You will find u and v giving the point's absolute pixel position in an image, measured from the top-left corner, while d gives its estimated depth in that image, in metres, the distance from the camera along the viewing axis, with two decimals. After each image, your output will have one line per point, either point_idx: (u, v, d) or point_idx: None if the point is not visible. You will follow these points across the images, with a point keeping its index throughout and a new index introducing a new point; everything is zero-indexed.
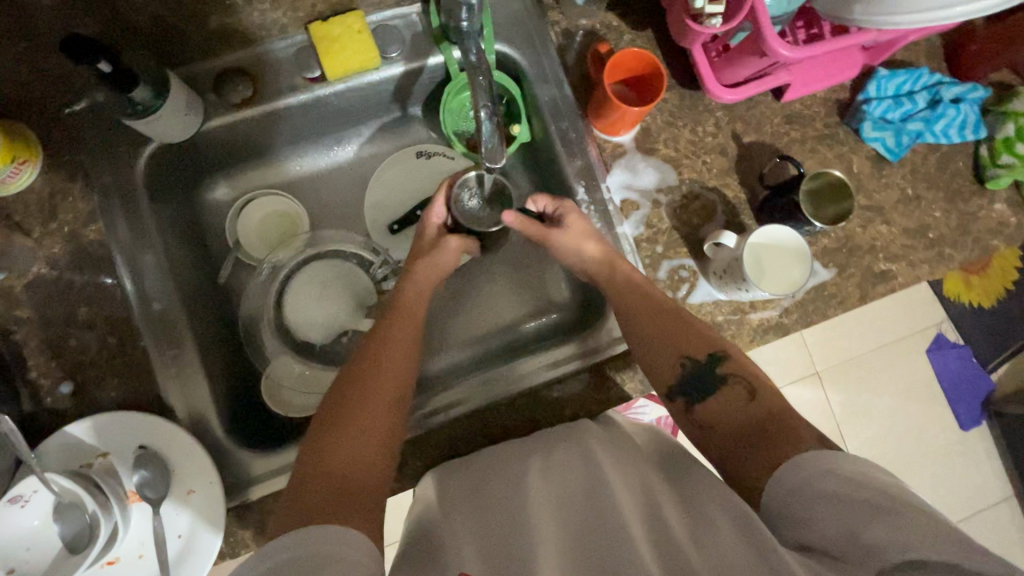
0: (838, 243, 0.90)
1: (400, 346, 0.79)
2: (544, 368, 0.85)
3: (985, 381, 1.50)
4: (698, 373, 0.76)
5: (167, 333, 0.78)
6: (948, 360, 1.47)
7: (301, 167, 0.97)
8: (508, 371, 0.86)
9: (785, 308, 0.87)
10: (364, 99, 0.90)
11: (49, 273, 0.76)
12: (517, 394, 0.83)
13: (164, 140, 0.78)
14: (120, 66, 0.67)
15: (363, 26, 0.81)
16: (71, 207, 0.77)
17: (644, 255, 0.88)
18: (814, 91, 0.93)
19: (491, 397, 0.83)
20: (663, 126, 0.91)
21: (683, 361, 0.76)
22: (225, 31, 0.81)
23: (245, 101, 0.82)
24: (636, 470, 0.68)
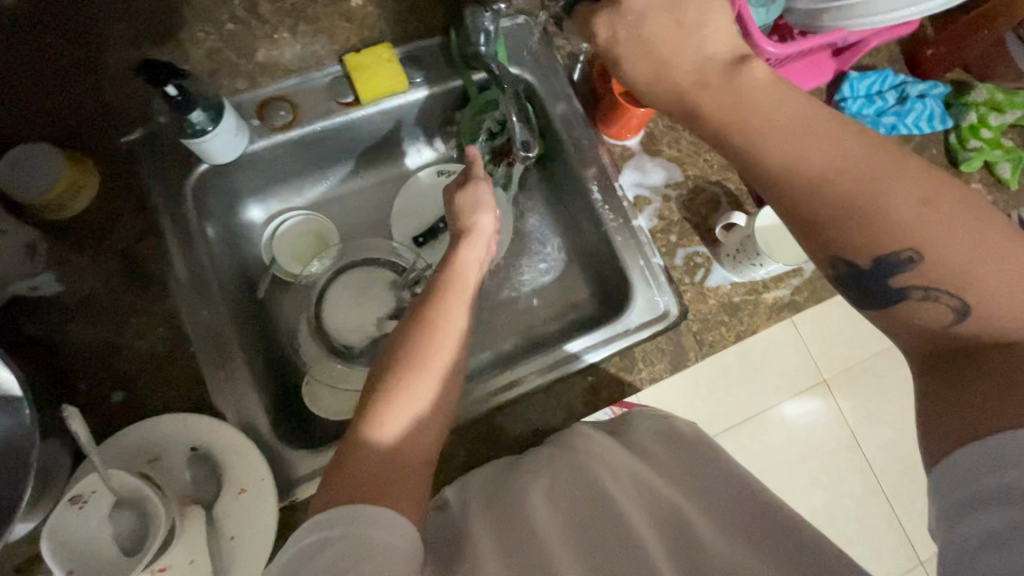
0: None
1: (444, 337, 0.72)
2: (535, 375, 0.87)
3: None
4: (859, 273, 0.62)
5: (215, 343, 0.80)
6: None
7: (331, 188, 1.03)
8: (497, 381, 0.87)
9: (795, 287, 0.92)
10: (393, 123, 0.97)
11: (102, 287, 0.78)
12: (512, 401, 0.86)
13: (215, 163, 0.85)
14: (184, 90, 0.75)
15: (392, 56, 0.90)
16: (125, 225, 0.81)
17: (660, 245, 0.93)
18: None
19: (493, 404, 0.85)
20: (665, 131, 0.97)
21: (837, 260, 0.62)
22: (269, 64, 0.87)
23: (286, 125, 0.88)
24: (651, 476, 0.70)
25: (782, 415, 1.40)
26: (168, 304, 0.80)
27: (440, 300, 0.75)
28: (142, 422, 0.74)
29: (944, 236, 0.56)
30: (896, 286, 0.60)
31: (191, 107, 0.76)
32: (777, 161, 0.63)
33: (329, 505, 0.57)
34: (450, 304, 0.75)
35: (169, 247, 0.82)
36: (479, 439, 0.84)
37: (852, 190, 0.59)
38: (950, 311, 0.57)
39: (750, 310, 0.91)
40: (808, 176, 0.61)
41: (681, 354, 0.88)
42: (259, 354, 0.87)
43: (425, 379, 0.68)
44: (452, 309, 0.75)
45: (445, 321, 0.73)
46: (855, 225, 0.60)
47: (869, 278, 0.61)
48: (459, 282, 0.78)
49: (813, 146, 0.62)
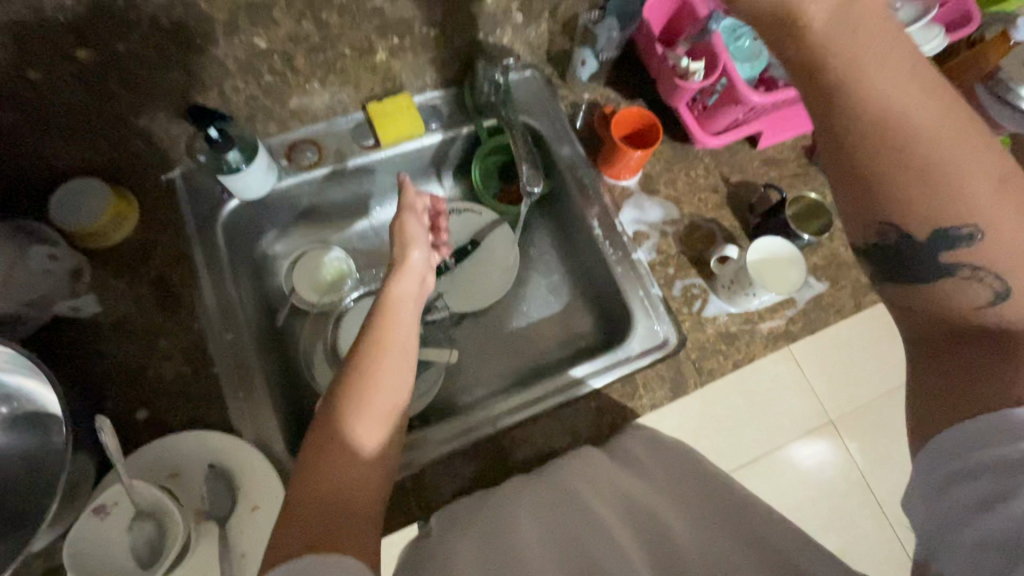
0: (826, 260, 1.01)
1: (374, 380, 0.71)
2: (506, 413, 0.89)
3: None
4: (905, 242, 0.58)
5: (236, 364, 0.85)
6: None
7: (348, 225, 1.10)
8: (475, 418, 0.89)
9: (790, 317, 0.96)
10: (409, 165, 1.06)
11: (135, 311, 0.84)
12: (490, 439, 0.88)
13: (245, 199, 0.92)
14: (224, 131, 0.83)
15: (411, 104, 1.00)
16: (160, 254, 0.87)
17: (658, 277, 0.98)
18: (784, 140, 1.08)
19: (468, 442, 0.87)
20: (661, 172, 1.04)
21: (884, 223, 0.58)
22: (299, 110, 0.94)
23: (313, 164, 0.97)
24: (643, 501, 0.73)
25: (792, 455, 1.41)
26: (195, 327, 0.85)
27: (374, 339, 0.75)
28: (166, 437, 0.77)
29: (1010, 219, 0.52)
30: (945, 260, 0.56)
31: (229, 147, 0.83)
32: (848, 100, 0.54)
33: (280, 557, 0.56)
34: (385, 344, 0.74)
35: (199, 275, 0.88)
36: (483, 461, 0.87)
37: (937, 161, 0.52)
38: (990, 294, 0.54)
39: (747, 339, 0.94)
40: (884, 126, 0.53)
41: (681, 381, 0.91)
42: (275, 377, 0.91)
43: (361, 426, 0.67)
44: (387, 348, 0.74)
45: (379, 363, 0.72)
46: (919, 190, 0.54)
47: (911, 253, 0.58)
48: (397, 321, 0.78)
49: (901, 97, 0.53)
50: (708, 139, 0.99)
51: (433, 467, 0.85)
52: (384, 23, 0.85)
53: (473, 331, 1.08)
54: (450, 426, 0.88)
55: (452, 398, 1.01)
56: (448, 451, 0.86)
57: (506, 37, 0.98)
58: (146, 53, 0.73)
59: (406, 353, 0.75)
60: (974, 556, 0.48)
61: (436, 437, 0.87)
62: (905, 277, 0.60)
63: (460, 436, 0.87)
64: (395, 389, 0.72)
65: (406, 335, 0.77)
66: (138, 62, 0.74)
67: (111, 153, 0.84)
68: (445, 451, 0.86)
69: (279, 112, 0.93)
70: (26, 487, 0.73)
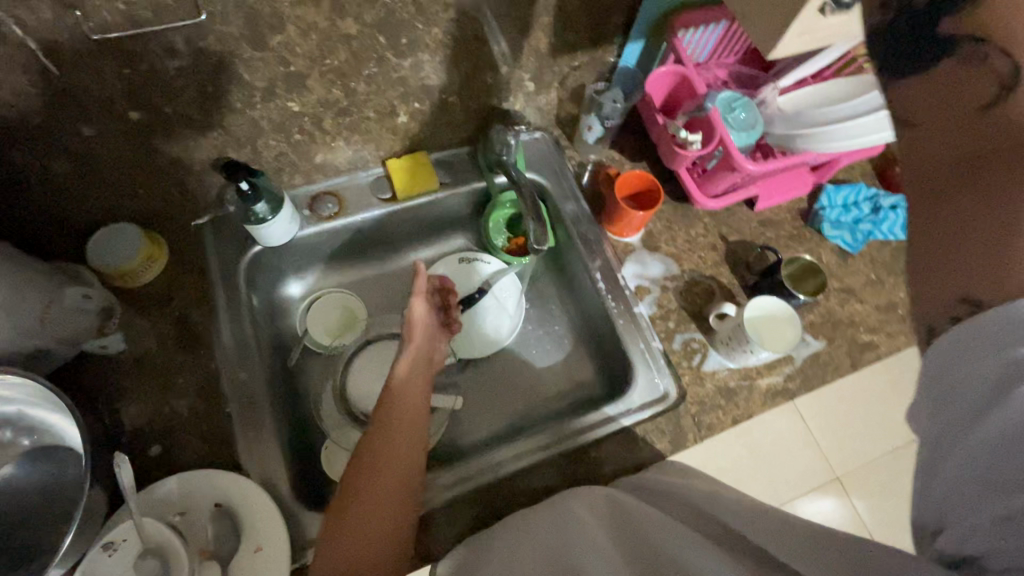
0: (822, 318, 1.04)
1: (383, 454, 0.74)
2: (517, 456, 0.91)
3: None
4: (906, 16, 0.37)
5: (248, 404, 0.88)
6: None
7: (362, 271, 1.15)
8: (489, 460, 0.91)
9: (788, 374, 0.99)
10: (423, 217, 1.12)
11: (157, 349, 0.88)
12: (502, 481, 0.89)
13: (267, 246, 0.98)
14: (254, 184, 0.88)
15: (427, 162, 1.07)
16: (185, 294, 0.92)
17: (659, 330, 1.02)
18: (780, 203, 1.13)
19: (482, 484, 0.89)
20: (663, 229, 1.09)
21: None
22: (323, 164, 1.00)
23: (332, 215, 1.03)
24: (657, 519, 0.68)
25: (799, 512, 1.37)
26: (210, 367, 0.88)
27: (384, 417, 0.79)
28: (176, 475, 0.79)
29: None
30: (945, 28, 0.35)
31: (257, 199, 0.90)
32: None
33: None
34: (394, 418, 0.79)
35: (219, 316, 0.92)
36: (485, 506, 0.88)
37: None
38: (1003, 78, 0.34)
39: (746, 394, 0.97)
40: None
41: (680, 434, 0.93)
42: (285, 417, 0.93)
43: (381, 511, 0.72)
44: (395, 424, 0.78)
45: (386, 439, 0.76)
46: None
47: (917, 27, 0.36)
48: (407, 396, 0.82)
49: None
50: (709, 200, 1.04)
51: (436, 514, 0.86)
52: (407, 91, 0.93)
53: (478, 376, 1.10)
54: (453, 471, 0.89)
55: (455, 444, 1.03)
56: (451, 498, 0.87)
57: (518, 103, 1.06)
58: (190, 115, 0.80)
59: (415, 428, 0.79)
60: (970, 505, 0.36)
61: (440, 482, 0.88)
62: (916, 58, 0.37)
63: (462, 483, 0.88)
64: (402, 462, 0.76)
65: (416, 409, 0.81)
66: (181, 122, 0.80)
67: (147, 201, 0.90)
68: (454, 498, 0.87)
69: (305, 166, 0.99)
70: (39, 519, 0.75)
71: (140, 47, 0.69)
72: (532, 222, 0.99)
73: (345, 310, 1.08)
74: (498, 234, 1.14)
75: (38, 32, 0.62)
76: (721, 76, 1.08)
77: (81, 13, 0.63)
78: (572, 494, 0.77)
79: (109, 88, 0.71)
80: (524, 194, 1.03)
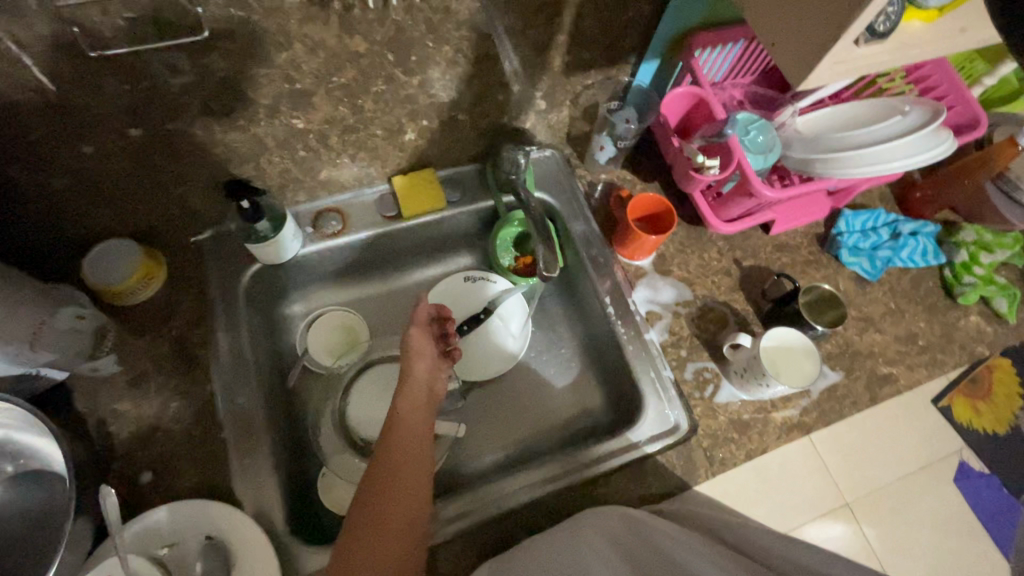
0: (840, 348, 1.01)
1: (388, 489, 0.71)
2: (530, 485, 0.88)
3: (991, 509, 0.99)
4: None
5: (245, 429, 0.85)
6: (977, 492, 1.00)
7: (365, 289, 1.12)
8: (499, 488, 0.87)
9: (804, 407, 0.96)
10: (428, 235, 1.09)
11: (153, 370, 0.85)
12: (512, 511, 0.86)
13: (269, 263, 0.95)
14: (255, 204, 0.86)
15: (434, 179, 1.04)
16: (183, 313, 0.90)
17: (670, 358, 0.98)
18: (796, 227, 1.10)
19: (491, 514, 0.85)
20: (675, 252, 1.06)
21: None
22: (329, 180, 0.98)
23: (335, 233, 1.00)
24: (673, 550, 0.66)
25: None
26: (206, 389, 0.86)
27: (386, 453, 0.75)
28: (166, 505, 0.76)
29: None
30: None
31: (259, 217, 0.87)
32: None
33: None
34: (399, 452, 0.75)
35: (217, 336, 0.89)
36: (489, 539, 0.84)
37: None
38: None
39: (760, 427, 0.94)
40: None
41: (692, 468, 0.90)
42: (283, 442, 0.90)
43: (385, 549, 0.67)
44: (400, 457, 0.74)
45: (391, 473, 0.72)
46: None
47: None
48: (410, 429, 0.79)
49: None
50: (724, 224, 1.01)
51: (443, 547, 0.82)
52: (416, 108, 0.90)
53: (482, 399, 1.07)
54: (459, 502, 0.86)
55: (458, 470, 1.00)
56: (455, 531, 0.83)
57: (529, 121, 1.04)
58: (192, 131, 0.77)
59: (420, 460, 0.75)
60: None
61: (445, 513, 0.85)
62: None
63: (468, 514, 0.85)
64: (410, 500, 0.71)
65: (420, 443, 0.78)
66: (183, 139, 0.78)
67: (147, 217, 0.87)
68: (461, 529, 0.84)
69: (310, 182, 0.97)
70: (23, 549, 0.72)
71: (141, 64, 0.66)
72: (542, 245, 0.96)
73: (347, 329, 1.04)
74: (505, 254, 1.11)
75: (35, 48, 0.60)
76: (738, 96, 1.05)
77: (80, 29, 0.60)
78: (583, 521, 0.74)
79: (108, 104, 0.69)
80: (534, 214, 1.00)
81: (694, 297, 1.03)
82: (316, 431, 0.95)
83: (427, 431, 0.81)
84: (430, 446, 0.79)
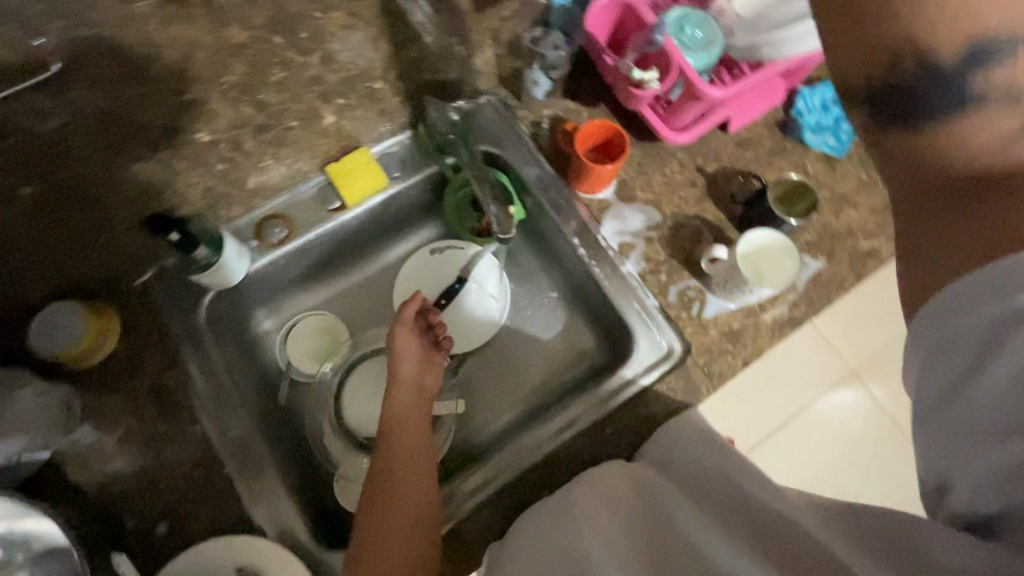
0: (818, 235, 0.99)
1: (390, 501, 0.71)
2: (542, 442, 0.88)
3: None
4: None
5: (246, 458, 0.84)
6: None
7: (332, 286, 1.08)
8: (512, 451, 0.88)
9: (793, 302, 0.94)
10: (380, 217, 1.04)
11: (136, 424, 0.83)
12: (528, 469, 0.87)
13: (222, 288, 0.91)
14: (185, 232, 0.82)
15: (370, 158, 0.98)
16: (149, 361, 0.86)
17: (651, 285, 0.96)
18: (753, 118, 1.05)
19: (510, 479, 0.86)
20: (636, 175, 1.01)
21: None
22: (260, 188, 0.92)
23: (282, 240, 0.95)
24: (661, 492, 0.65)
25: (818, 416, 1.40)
26: (197, 429, 0.84)
27: (384, 458, 0.76)
28: (186, 551, 0.76)
29: None
30: None
31: (195, 244, 0.83)
32: None
33: None
34: (395, 461, 0.76)
35: (191, 374, 0.87)
36: (505, 506, 0.85)
37: None
38: None
39: (750, 334, 0.92)
40: None
41: (692, 388, 0.90)
42: (286, 459, 0.90)
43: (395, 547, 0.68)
44: (395, 463, 0.76)
45: (391, 483, 0.73)
46: None
47: None
48: (408, 432, 0.80)
49: None
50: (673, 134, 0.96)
51: (467, 522, 0.84)
52: (325, 88, 0.83)
53: (476, 368, 1.06)
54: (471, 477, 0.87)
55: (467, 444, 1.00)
56: (475, 506, 0.84)
57: (452, 71, 0.96)
58: (90, 171, 0.71)
59: (420, 459, 0.77)
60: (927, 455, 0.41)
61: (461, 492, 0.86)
62: None
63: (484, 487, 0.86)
64: (415, 497, 0.72)
65: (417, 447, 0.78)
66: (83, 184, 0.72)
67: (81, 272, 0.83)
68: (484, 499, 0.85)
69: (240, 194, 0.91)
70: None
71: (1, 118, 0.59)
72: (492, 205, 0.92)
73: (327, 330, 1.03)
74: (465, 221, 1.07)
75: None
76: None
77: None
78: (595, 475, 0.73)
79: None
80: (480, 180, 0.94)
81: (664, 218, 0.99)
82: (318, 441, 0.95)
83: (426, 432, 0.81)
84: (431, 445, 0.80)
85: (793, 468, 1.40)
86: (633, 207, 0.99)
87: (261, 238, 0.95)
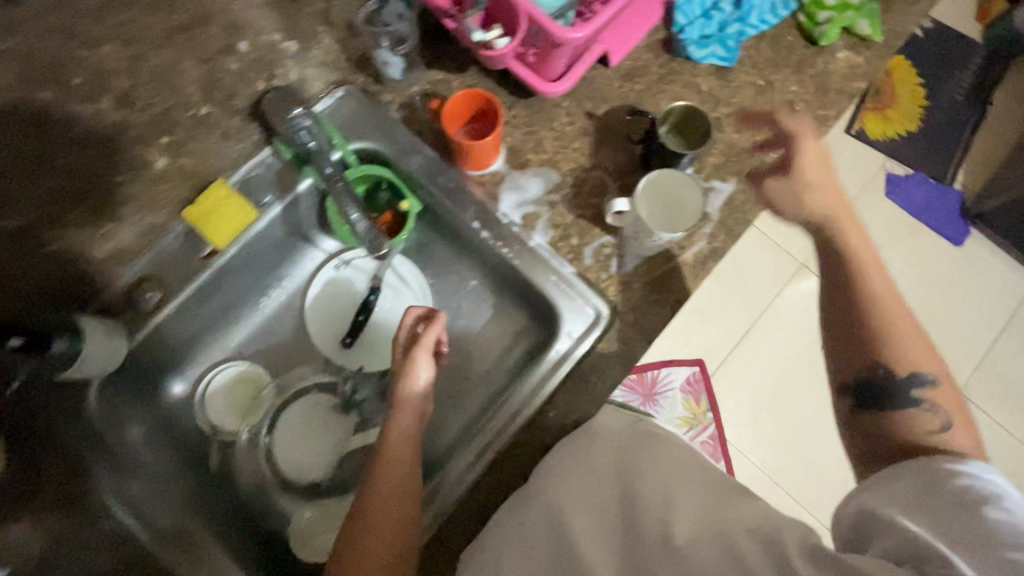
0: (724, 156, 0.94)
1: (357, 543, 0.71)
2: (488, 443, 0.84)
3: (952, 194, 1.89)
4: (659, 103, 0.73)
5: (184, 546, 0.76)
6: (909, 189, 1.88)
7: (241, 331, 1.00)
8: (459, 460, 0.83)
9: (712, 233, 0.90)
10: (264, 247, 0.95)
11: (44, 536, 0.69)
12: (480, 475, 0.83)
13: (105, 372, 0.83)
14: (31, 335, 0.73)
15: (230, 191, 0.88)
16: (41, 467, 0.73)
17: (566, 252, 0.90)
18: (635, 47, 0.98)
19: (463, 489, 0.82)
20: (525, 138, 0.94)
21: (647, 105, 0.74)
22: (118, 252, 0.85)
23: (158, 304, 0.86)
24: (617, 490, 0.69)
25: (757, 332, 1.69)
26: (110, 521, 0.74)
27: (372, 491, 0.73)
28: None
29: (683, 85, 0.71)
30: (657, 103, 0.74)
31: (49, 340, 0.74)
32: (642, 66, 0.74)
33: None
34: (377, 499, 0.72)
35: (99, 475, 0.77)
36: (469, 514, 0.82)
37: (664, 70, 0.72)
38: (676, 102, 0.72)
39: (675, 277, 0.89)
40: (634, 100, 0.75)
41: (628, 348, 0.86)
42: (231, 529, 0.85)
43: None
44: (383, 500, 0.72)
45: (368, 526, 0.71)
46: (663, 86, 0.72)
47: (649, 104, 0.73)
48: (400, 464, 0.75)
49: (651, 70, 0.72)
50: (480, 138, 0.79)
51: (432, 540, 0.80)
52: None
53: None
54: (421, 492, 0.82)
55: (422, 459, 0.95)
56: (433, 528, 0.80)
57: None
58: None
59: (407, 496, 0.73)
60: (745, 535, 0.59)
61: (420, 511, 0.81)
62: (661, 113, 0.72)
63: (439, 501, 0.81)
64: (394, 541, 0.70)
65: (404, 480, 0.74)
66: None
67: None
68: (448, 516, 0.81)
69: (95, 265, 0.84)
70: None
71: None
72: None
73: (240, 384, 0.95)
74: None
75: None
76: None
77: None
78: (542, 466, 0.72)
79: None
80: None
81: (564, 177, 0.93)
82: (265, 499, 0.93)
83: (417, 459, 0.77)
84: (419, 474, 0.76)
85: (742, 382, 1.67)
86: (523, 179, 0.93)
87: (133, 303, 0.84)
